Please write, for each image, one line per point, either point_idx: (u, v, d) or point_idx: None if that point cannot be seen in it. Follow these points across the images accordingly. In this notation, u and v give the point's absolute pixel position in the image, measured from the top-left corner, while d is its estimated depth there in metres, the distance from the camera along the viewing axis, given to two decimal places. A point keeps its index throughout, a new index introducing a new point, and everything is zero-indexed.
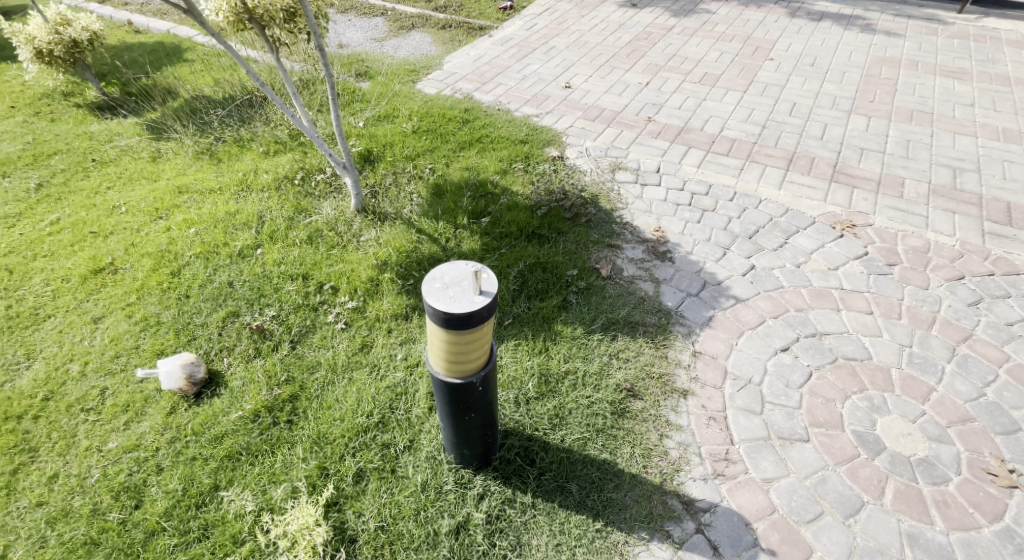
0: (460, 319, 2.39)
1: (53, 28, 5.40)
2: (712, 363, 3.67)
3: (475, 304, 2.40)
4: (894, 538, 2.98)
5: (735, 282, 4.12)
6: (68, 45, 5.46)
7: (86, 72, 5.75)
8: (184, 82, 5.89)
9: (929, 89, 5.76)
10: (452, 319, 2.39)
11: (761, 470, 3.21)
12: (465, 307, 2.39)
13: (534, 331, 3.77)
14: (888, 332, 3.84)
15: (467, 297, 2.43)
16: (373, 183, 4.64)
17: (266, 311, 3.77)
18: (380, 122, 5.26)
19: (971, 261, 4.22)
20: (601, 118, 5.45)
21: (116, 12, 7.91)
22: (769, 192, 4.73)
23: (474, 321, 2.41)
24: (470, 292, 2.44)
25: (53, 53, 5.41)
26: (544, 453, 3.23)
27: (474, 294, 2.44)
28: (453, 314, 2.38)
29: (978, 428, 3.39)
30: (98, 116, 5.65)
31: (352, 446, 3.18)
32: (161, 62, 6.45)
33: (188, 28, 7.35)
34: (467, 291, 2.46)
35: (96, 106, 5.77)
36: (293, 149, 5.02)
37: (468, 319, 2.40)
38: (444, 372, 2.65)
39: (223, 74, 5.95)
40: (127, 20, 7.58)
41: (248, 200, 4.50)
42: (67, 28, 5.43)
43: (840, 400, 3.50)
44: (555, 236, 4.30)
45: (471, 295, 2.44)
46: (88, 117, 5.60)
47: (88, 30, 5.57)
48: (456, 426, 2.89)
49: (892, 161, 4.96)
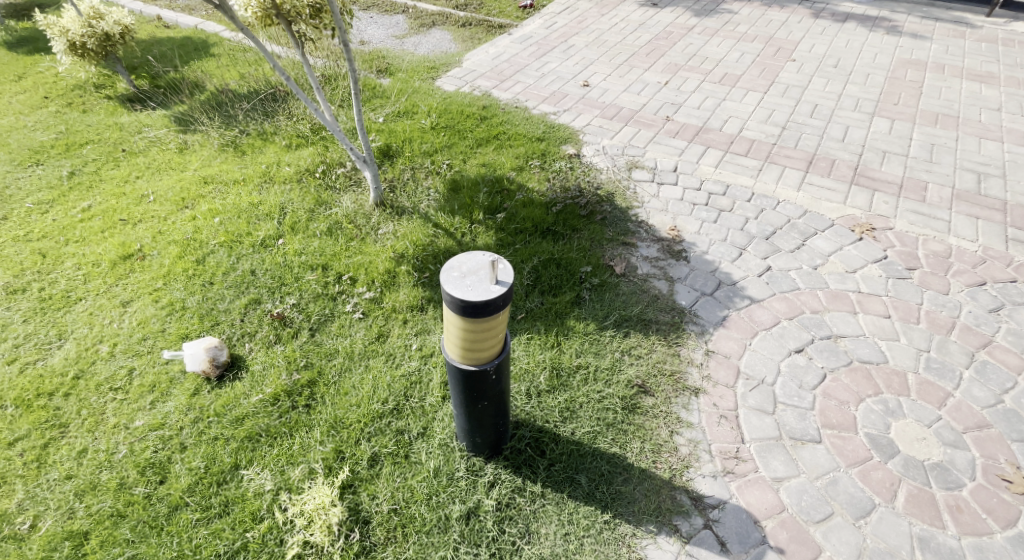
0: (476, 307, 2.44)
1: (87, 21, 5.58)
2: (724, 362, 3.68)
3: (491, 292, 2.46)
4: (904, 541, 2.97)
5: (750, 282, 4.12)
6: (100, 39, 5.63)
7: (117, 65, 5.93)
8: (211, 76, 6.04)
9: (955, 92, 5.68)
10: (468, 306, 2.44)
11: (771, 470, 3.21)
12: (481, 295, 2.44)
13: (547, 326, 3.81)
14: (906, 336, 3.81)
15: (484, 286, 2.48)
16: (391, 177, 4.72)
17: (286, 299, 3.86)
18: (399, 118, 5.34)
19: (993, 267, 4.17)
20: (619, 117, 5.46)
21: (146, 6, 8.12)
22: (788, 193, 4.71)
23: (489, 310, 2.46)
24: (487, 281, 2.50)
25: (86, 46, 5.57)
26: (555, 445, 3.27)
27: (491, 283, 2.49)
28: (469, 302, 2.43)
29: (995, 434, 3.35)
30: (128, 108, 5.82)
31: (367, 432, 3.26)
32: (189, 56, 6.62)
33: (214, 23, 7.52)
34: (484, 280, 2.51)
35: (127, 99, 5.95)
36: (314, 143, 5.12)
37: (484, 307, 2.45)
38: (459, 359, 2.70)
39: (248, 69, 6.09)
40: (156, 15, 7.78)
41: (271, 191, 4.61)
42: (100, 22, 5.61)
43: (854, 402, 3.49)
44: (570, 233, 4.33)
45: (488, 284, 2.49)
46: (118, 109, 5.77)
47: (119, 24, 5.76)
48: (470, 413, 2.94)
49: (914, 164, 4.90)
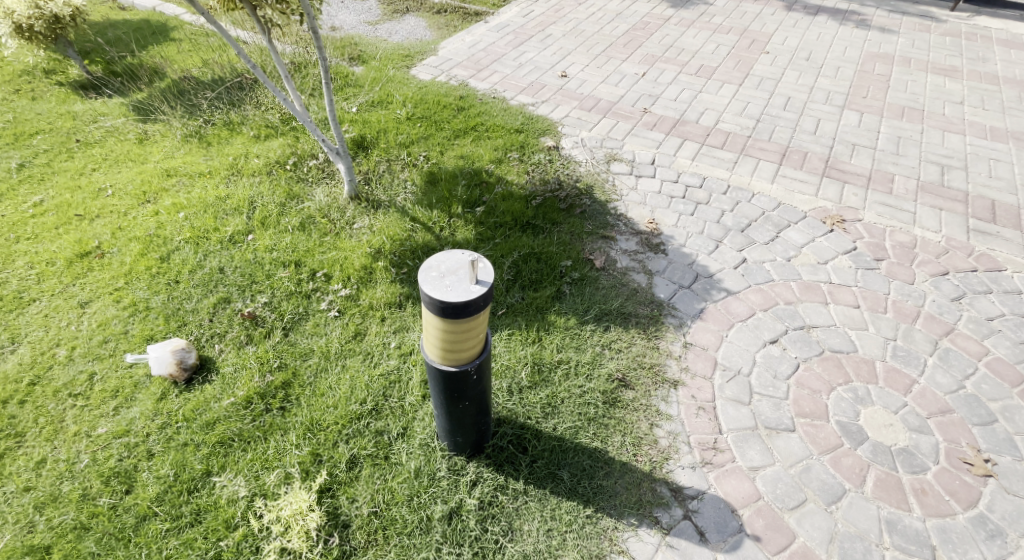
0: (456, 308, 2.39)
1: (34, 2, 5.24)
2: (702, 354, 3.75)
3: (471, 292, 2.41)
4: (873, 524, 3.11)
5: (726, 274, 4.17)
6: (49, 21, 5.30)
7: (68, 48, 5.60)
8: (172, 62, 5.77)
9: (922, 85, 5.76)
10: (447, 307, 2.39)
11: (747, 459, 3.31)
12: (461, 296, 2.39)
13: (528, 321, 3.79)
14: (874, 326, 3.94)
15: (463, 286, 2.43)
16: (365, 170, 4.59)
17: (258, 298, 3.73)
18: (373, 108, 5.20)
19: (955, 257, 4.31)
20: (596, 108, 5.42)
21: None
22: (762, 186, 4.75)
23: (470, 310, 2.41)
24: (466, 281, 2.44)
25: (34, 29, 5.24)
26: (537, 441, 3.29)
27: (470, 283, 2.44)
28: (448, 303, 2.38)
29: (957, 419, 3.53)
30: (81, 95, 5.51)
31: (346, 433, 3.20)
32: (147, 40, 6.31)
33: (175, 6, 7.18)
34: (464, 280, 2.46)
35: (80, 86, 5.64)
36: (285, 134, 4.93)
37: (464, 308, 2.40)
38: (438, 360, 2.66)
39: (212, 55, 5.82)
40: None
41: (238, 184, 4.43)
42: (48, 3, 5.28)
43: (826, 391, 3.61)
44: (549, 227, 4.30)
45: (468, 284, 2.44)
46: (70, 96, 5.46)
47: (69, 5, 5.42)
48: (451, 413, 2.90)
49: (882, 157, 4.97)
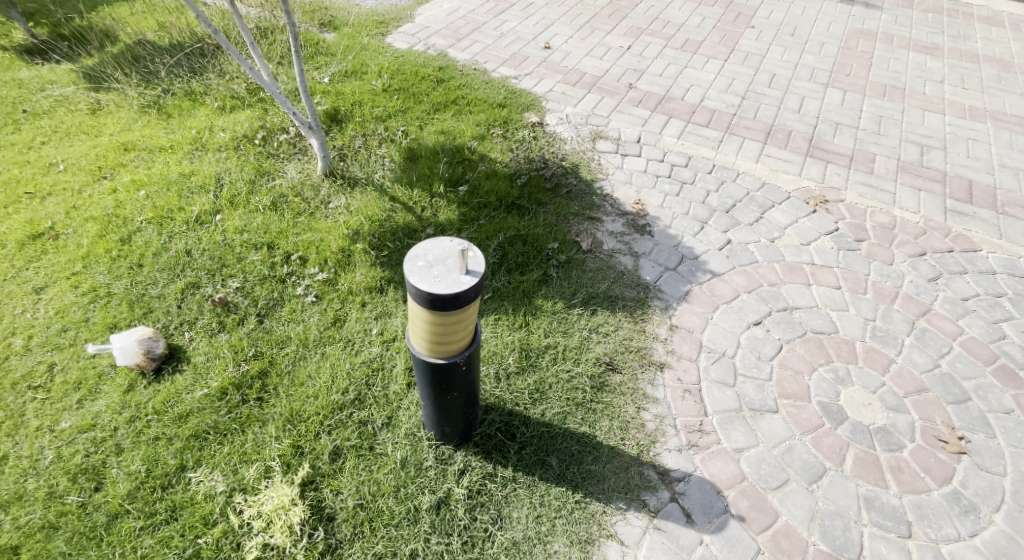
0: (445, 300, 2.27)
1: None
2: (688, 337, 3.72)
3: (462, 284, 2.29)
4: (852, 501, 3.16)
5: (712, 256, 4.13)
6: None
7: (8, 8, 5.14)
8: (125, 25, 5.36)
9: (903, 64, 5.76)
10: (436, 300, 2.27)
11: (732, 440, 3.32)
12: (450, 288, 2.27)
13: (514, 306, 3.70)
14: (854, 306, 3.98)
15: (453, 277, 2.31)
16: (340, 145, 4.37)
17: (229, 282, 3.53)
18: (347, 78, 4.94)
19: (933, 238, 4.36)
20: (581, 83, 5.27)
21: None
22: (747, 165, 4.70)
23: (459, 302, 2.30)
24: (455, 271, 2.32)
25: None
26: (525, 428, 3.22)
27: (460, 273, 2.31)
28: (437, 295, 2.26)
29: (932, 397, 3.60)
30: (26, 61, 5.09)
31: (328, 424, 3.07)
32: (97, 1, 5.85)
33: None
34: (453, 270, 2.33)
35: (24, 50, 5.21)
36: (252, 105, 4.63)
37: (454, 300, 2.28)
38: (426, 352, 2.54)
39: (170, 18, 5.43)
40: None
41: (203, 159, 4.16)
42: None
43: (808, 372, 3.64)
44: (535, 207, 4.17)
45: (457, 274, 2.32)
46: (13, 62, 5.04)
47: None
48: (438, 404, 2.80)
49: (864, 136, 4.97)
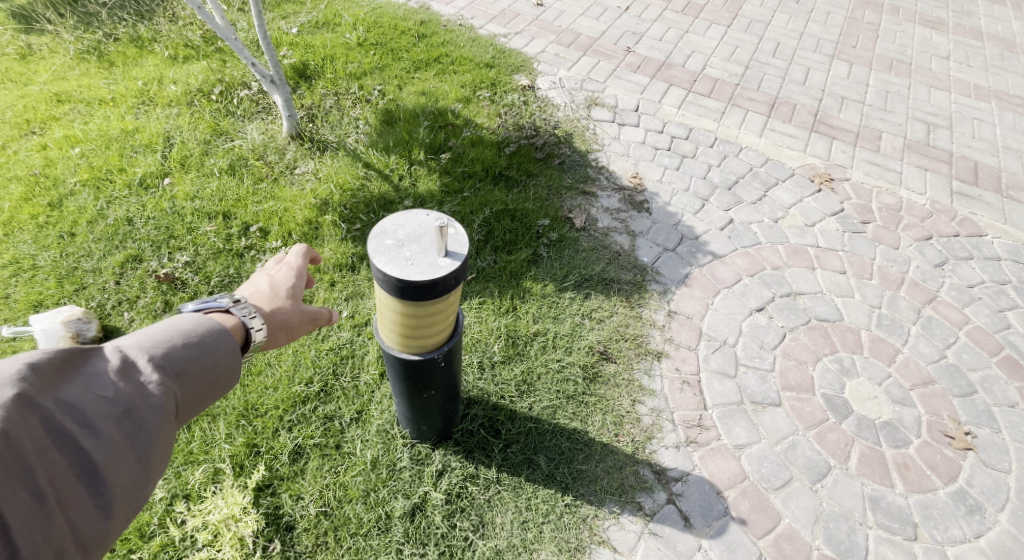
0: (419, 288, 1.90)
1: None
2: (687, 324, 3.45)
3: (439, 268, 1.91)
4: (857, 502, 2.93)
5: (712, 236, 3.85)
6: None
7: None
8: None
9: (909, 38, 5.50)
10: (408, 288, 1.90)
11: (733, 437, 3.06)
12: (425, 273, 1.89)
13: (501, 288, 3.37)
14: (860, 293, 3.74)
15: (428, 259, 1.93)
16: (309, 105, 3.94)
17: (177, 256, 3.11)
18: (317, 30, 4.51)
19: (939, 221, 4.15)
20: (576, 45, 4.89)
21: None
22: (750, 139, 4.41)
23: (437, 290, 1.93)
24: (432, 253, 1.94)
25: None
26: (511, 424, 2.92)
27: (437, 255, 1.94)
28: (409, 283, 1.88)
29: (939, 390, 3.40)
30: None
31: (288, 420, 2.75)
32: None
33: None
34: (429, 251, 1.95)
35: None
36: (208, 55, 4.15)
37: (429, 288, 1.91)
38: (399, 346, 2.20)
39: None
40: None
41: (150, 115, 3.70)
42: None
43: (812, 362, 3.40)
44: (524, 179, 3.83)
45: (434, 257, 1.94)
46: None
47: None
48: (414, 403, 2.48)
49: (870, 112, 4.71)
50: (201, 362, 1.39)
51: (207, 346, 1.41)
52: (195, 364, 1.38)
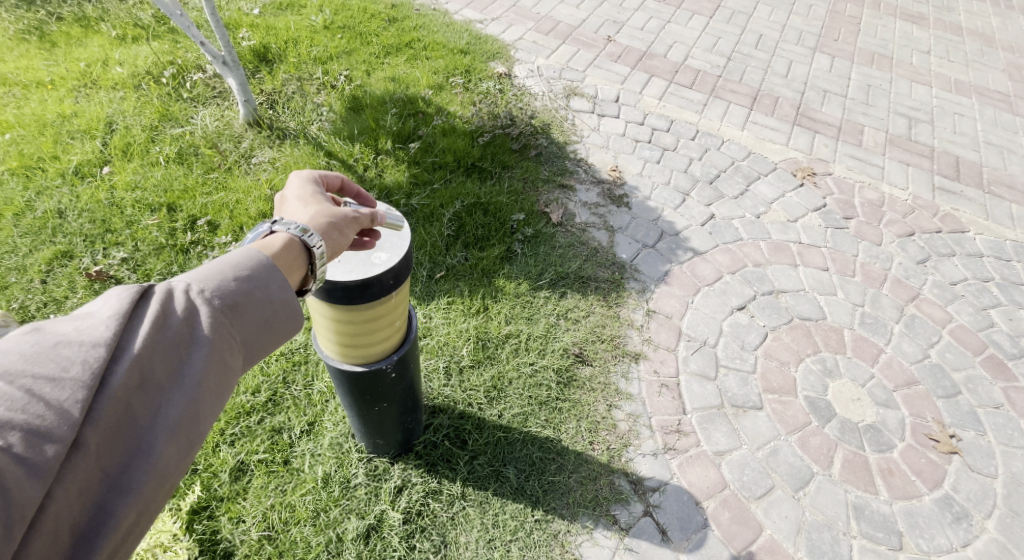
0: (350, 290, 1.71)
1: None
2: (666, 323, 3.33)
3: (372, 267, 1.72)
4: (841, 511, 2.83)
5: (693, 232, 3.74)
6: None
7: None
8: None
9: (890, 32, 5.45)
10: (337, 290, 1.70)
11: (713, 443, 2.95)
12: (356, 273, 1.70)
13: (472, 286, 3.23)
14: (842, 291, 3.66)
15: (361, 257, 1.74)
16: (270, 90, 3.77)
17: (113, 253, 2.89)
18: (279, 12, 4.40)
19: (921, 217, 4.08)
20: (555, 32, 4.76)
21: None
22: (732, 132, 4.31)
23: (371, 292, 1.74)
24: (365, 251, 1.76)
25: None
26: (478, 434, 2.78)
27: (371, 253, 1.75)
28: (338, 285, 1.69)
29: (922, 391, 3.32)
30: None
31: (230, 434, 2.63)
32: None
33: None
34: (361, 249, 1.77)
35: None
36: (159, 36, 3.96)
37: (362, 289, 1.72)
38: (341, 357, 2.03)
39: None
40: None
41: (91, 99, 3.50)
42: None
43: (794, 363, 3.30)
44: (499, 171, 3.68)
45: (367, 255, 1.76)
46: None
47: None
48: (366, 416, 2.33)
49: (852, 106, 4.65)
50: (267, 293, 1.19)
51: (244, 278, 1.18)
52: (250, 296, 1.16)
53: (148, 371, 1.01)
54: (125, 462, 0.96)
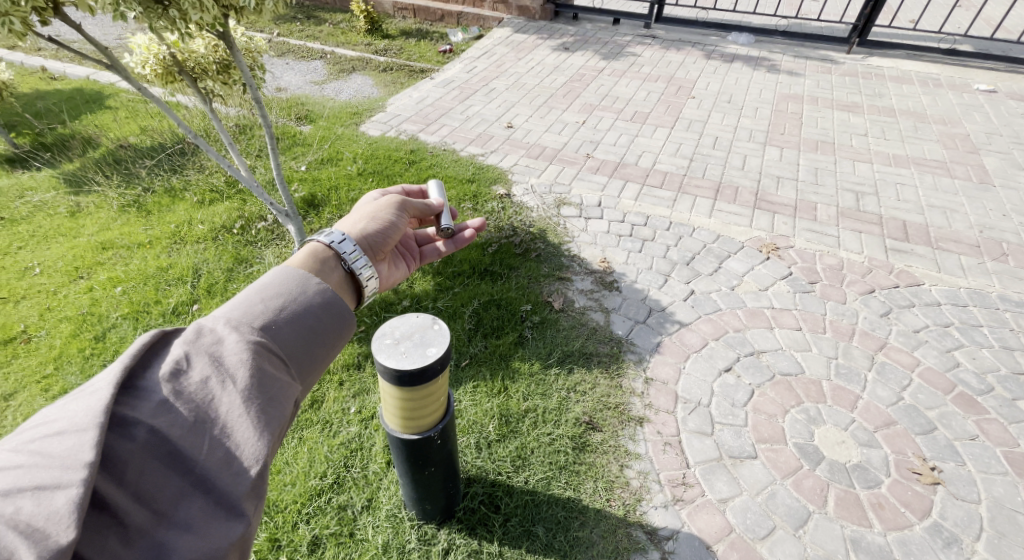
0: (413, 375, 2.33)
1: None
2: (663, 389, 3.86)
3: (428, 356, 2.34)
4: (839, 544, 3.22)
5: (677, 307, 4.34)
6: None
7: None
8: (107, 130, 5.60)
9: (829, 121, 6.29)
10: (404, 375, 2.33)
11: (717, 491, 3.40)
12: (417, 362, 2.32)
13: (492, 371, 3.81)
14: (816, 346, 4.18)
15: (420, 350, 2.36)
16: (318, 228, 4.53)
17: None
18: (323, 165, 5.19)
19: (879, 275, 4.67)
20: (543, 156, 5.62)
21: (29, 58, 7.52)
22: (701, 220, 5.01)
23: (428, 375, 2.36)
24: (422, 345, 2.37)
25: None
26: (508, 498, 3.26)
27: (427, 346, 2.37)
28: (405, 371, 2.31)
29: (900, 430, 3.75)
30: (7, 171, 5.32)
31: (306, 513, 3.13)
32: (80, 109, 6.11)
33: (108, 73, 7.05)
34: (419, 343, 2.39)
35: (6, 160, 5.47)
36: (230, 197, 4.78)
37: (421, 373, 2.34)
38: (401, 429, 2.62)
39: (151, 122, 5.65)
40: (40, 65, 7.22)
41: (182, 252, 4.27)
42: None
43: (781, 415, 3.78)
44: (507, 272, 4.37)
45: (424, 347, 2.37)
46: None
47: None
48: (417, 482, 2.86)
49: (804, 187, 5.37)
50: (286, 337, 1.69)
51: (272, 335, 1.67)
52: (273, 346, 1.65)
53: (200, 409, 1.48)
54: (195, 480, 1.42)
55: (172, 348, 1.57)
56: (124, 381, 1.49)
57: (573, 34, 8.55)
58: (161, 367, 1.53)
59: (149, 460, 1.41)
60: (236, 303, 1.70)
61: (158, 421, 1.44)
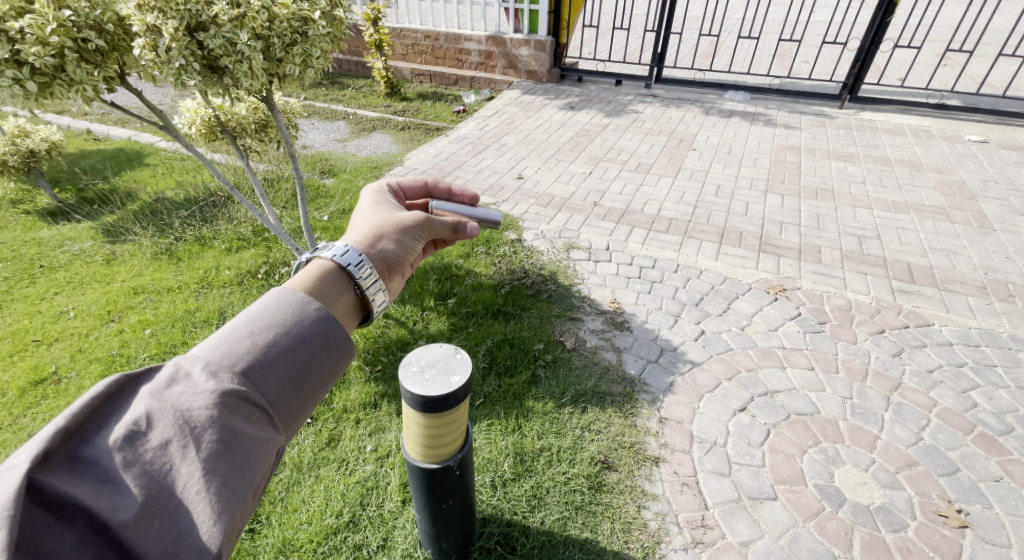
0: (436, 401, 2.37)
1: (11, 139, 5.51)
2: (678, 429, 3.83)
3: (451, 384, 2.38)
4: None
5: (688, 346, 4.39)
6: (24, 155, 5.53)
7: (40, 179, 5.76)
8: (145, 185, 5.95)
9: (827, 170, 6.52)
10: (428, 402, 2.37)
11: (737, 534, 3.30)
12: (441, 389, 2.36)
13: (506, 409, 3.83)
14: (830, 386, 4.16)
15: (443, 378, 2.40)
16: None
17: None
18: (345, 215, 5.41)
19: (888, 315, 4.70)
20: (552, 204, 5.83)
21: (75, 121, 8.06)
22: (708, 262, 5.14)
23: (450, 402, 2.40)
24: (446, 373, 2.42)
25: (8, 163, 5.46)
26: (525, 539, 3.22)
27: (450, 374, 2.42)
28: (429, 398, 2.36)
29: (923, 471, 3.66)
30: (49, 223, 5.62)
31: (321, 552, 3.10)
32: (121, 166, 6.50)
33: (148, 134, 7.52)
34: (443, 371, 2.43)
35: (48, 213, 5.80)
36: (256, 245, 4.98)
37: (445, 400, 2.38)
38: (421, 458, 2.64)
39: (186, 176, 5.99)
40: (87, 128, 7.73)
41: (208, 296, 4.42)
42: (25, 140, 5.56)
43: (799, 455, 3.71)
44: (520, 312, 4.48)
45: (447, 375, 2.42)
46: (38, 224, 5.59)
47: (46, 140, 5.72)
48: (434, 517, 2.86)
49: (807, 232, 5.52)
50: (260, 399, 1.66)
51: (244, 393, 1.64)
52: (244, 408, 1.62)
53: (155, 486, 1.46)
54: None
55: (133, 405, 1.55)
56: (70, 452, 1.46)
57: (578, 95, 9.01)
58: (114, 432, 1.50)
59: (87, 547, 1.38)
60: (208, 360, 1.65)
61: (100, 504, 1.41)
